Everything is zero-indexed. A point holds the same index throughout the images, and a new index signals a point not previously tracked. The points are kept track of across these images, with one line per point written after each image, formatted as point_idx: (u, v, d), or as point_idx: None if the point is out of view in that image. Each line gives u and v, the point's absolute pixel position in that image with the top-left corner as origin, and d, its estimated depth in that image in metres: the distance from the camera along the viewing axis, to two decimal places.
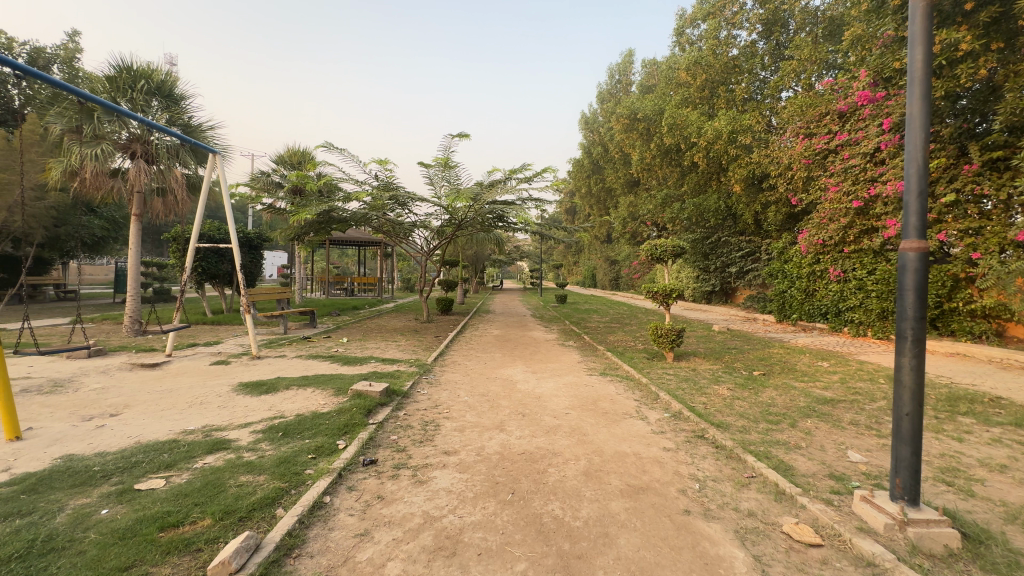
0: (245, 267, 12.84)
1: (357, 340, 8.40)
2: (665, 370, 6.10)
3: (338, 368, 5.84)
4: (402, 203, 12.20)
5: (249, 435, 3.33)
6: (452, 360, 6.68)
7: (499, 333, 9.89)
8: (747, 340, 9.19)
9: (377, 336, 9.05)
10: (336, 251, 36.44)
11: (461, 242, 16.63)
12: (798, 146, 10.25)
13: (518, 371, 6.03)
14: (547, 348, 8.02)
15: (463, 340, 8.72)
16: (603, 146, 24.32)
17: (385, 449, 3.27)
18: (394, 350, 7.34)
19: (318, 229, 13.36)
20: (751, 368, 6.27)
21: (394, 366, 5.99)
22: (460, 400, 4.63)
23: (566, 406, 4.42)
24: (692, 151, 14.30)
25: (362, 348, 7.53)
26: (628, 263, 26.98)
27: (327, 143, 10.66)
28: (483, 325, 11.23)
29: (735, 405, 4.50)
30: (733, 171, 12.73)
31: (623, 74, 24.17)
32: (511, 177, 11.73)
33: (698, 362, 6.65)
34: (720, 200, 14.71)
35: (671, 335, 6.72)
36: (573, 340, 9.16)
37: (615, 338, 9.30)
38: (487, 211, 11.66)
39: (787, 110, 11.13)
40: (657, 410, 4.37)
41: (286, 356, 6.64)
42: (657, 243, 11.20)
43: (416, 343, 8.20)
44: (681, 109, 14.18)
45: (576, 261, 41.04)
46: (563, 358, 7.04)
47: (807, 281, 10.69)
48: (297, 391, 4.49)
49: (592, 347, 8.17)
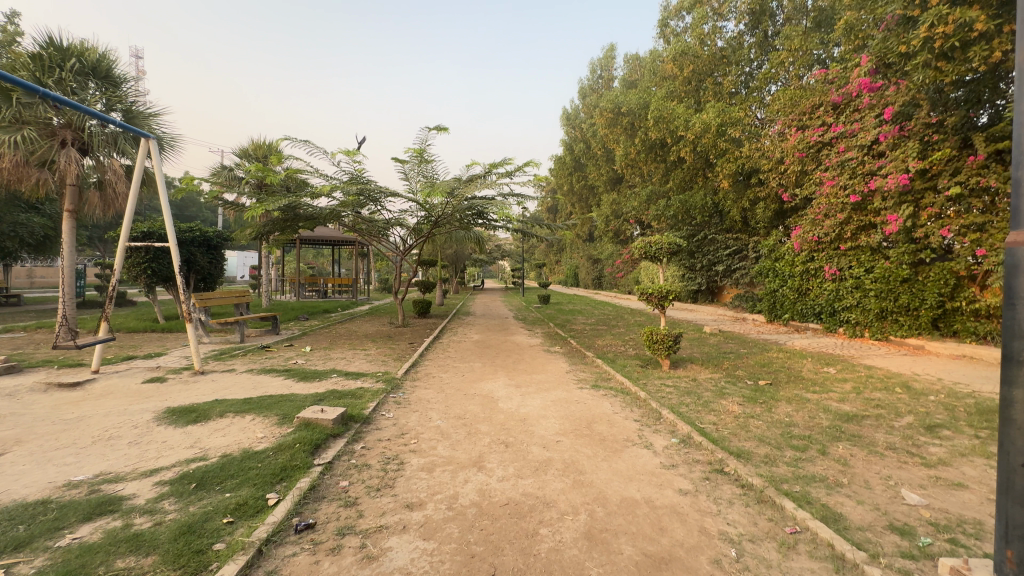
0: (203, 268, 11.84)
1: (322, 349, 7.59)
2: (663, 381, 5.51)
3: (292, 385, 5.06)
4: (375, 199, 11.42)
5: (151, 491, 2.55)
6: (426, 371, 5.98)
7: (480, 338, 9.18)
8: (742, 342, 8.69)
9: (345, 344, 8.25)
10: (311, 251, 35.19)
11: (440, 241, 15.87)
12: (791, 139, 9.85)
13: (500, 384, 5.36)
14: (531, 355, 7.35)
15: (440, 347, 8.00)
16: (586, 143, 23.81)
17: (329, 504, 2.54)
18: (362, 360, 6.58)
19: (282, 228, 12.45)
20: (756, 377, 5.72)
21: (358, 381, 5.24)
22: (432, 426, 3.92)
23: (556, 431, 3.76)
24: (678, 146, 13.84)
25: (325, 358, 6.74)
26: (612, 262, 26.57)
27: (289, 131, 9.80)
28: (463, 329, 10.52)
29: (750, 425, 3.90)
30: (721, 166, 12.31)
31: (605, 69, 23.69)
32: (491, 171, 11.06)
33: (697, 370, 6.08)
34: (706, 196, 14.31)
35: (667, 341, 6.17)
36: (559, 345, 8.52)
37: (603, 343, 8.69)
38: (466, 207, 10.99)
39: (778, 102, 10.69)
40: (662, 434, 3.74)
41: (235, 371, 5.80)
42: (646, 241, 10.65)
43: (387, 352, 7.43)
44: (667, 102, 13.70)
45: (558, 260, 40.59)
46: (549, 367, 6.40)
47: (799, 280, 10.27)
48: (233, 420, 3.71)
49: (580, 354, 7.56)
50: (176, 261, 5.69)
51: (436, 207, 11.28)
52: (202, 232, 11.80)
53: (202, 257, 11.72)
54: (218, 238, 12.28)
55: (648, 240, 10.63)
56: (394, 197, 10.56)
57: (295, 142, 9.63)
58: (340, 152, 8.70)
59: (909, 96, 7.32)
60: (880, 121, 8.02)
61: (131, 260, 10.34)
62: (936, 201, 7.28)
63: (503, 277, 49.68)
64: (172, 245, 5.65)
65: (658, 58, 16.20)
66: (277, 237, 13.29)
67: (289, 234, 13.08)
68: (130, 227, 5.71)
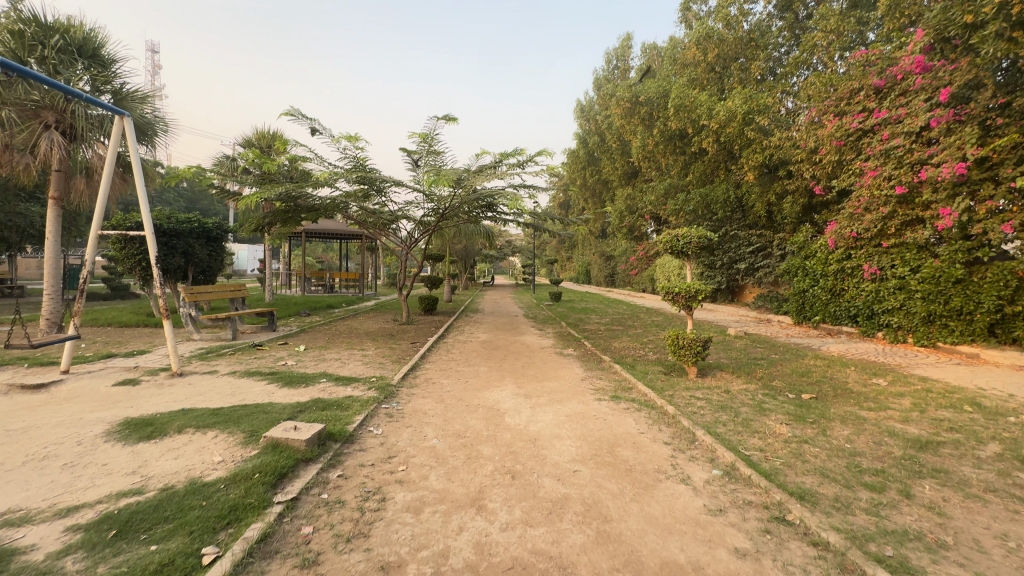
0: (202, 261, 11.40)
1: (317, 349, 7.05)
2: (692, 393, 4.86)
3: (274, 393, 4.50)
4: (379, 190, 10.89)
5: (55, 541, 1.99)
6: (427, 377, 5.41)
7: (487, 338, 8.59)
8: (772, 347, 7.97)
9: (343, 343, 7.72)
10: (320, 246, 34.92)
11: (448, 235, 15.31)
12: (827, 126, 9.07)
13: (507, 393, 4.76)
14: (542, 358, 6.72)
15: (444, 348, 7.44)
16: (600, 136, 23.01)
17: (280, 564, 1.95)
18: (357, 362, 6.01)
19: (284, 220, 11.97)
20: (798, 390, 5.05)
21: (348, 388, 4.67)
22: (426, 448, 3.33)
23: (573, 457, 3.15)
24: (700, 137, 13.08)
25: (318, 360, 6.19)
26: (625, 259, 25.80)
27: (291, 113, 9.33)
28: (470, 328, 9.95)
29: (807, 454, 3.24)
30: (747, 157, 11.55)
31: (621, 59, 22.84)
32: (501, 161, 10.45)
33: (728, 380, 5.43)
34: (728, 190, 13.55)
35: (695, 346, 5.52)
36: (572, 347, 7.90)
37: (620, 346, 8.06)
38: (475, 198, 10.38)
39: (811, 89, 9.89)
40: (701, 463, 3.11)
41: (217, 374, 5.27)
42: (667, 236, 9.96)
43: (386, 352, 6.86)
44: (689, 90, 12.94)
45: (570, 257, 39.87)
46: (562, 373, 5.78)
47: (833, 280, 9.49)
48: (191, 437, 3.15)
49: (596, 358, 6.91)
50: (153, 253, 5.17)
51: (443, 198, 10.72)
52: (201, 223, 11.34)
53: (201, 249, 11.28)
54: (218, 229, 11.82)
55: (674, 234, 9.93)
56: (398, 186, 9.99)
57: (300, 121, 9.26)
58: (342, 137, 8.18)
59: (969, 74, 6.55)
60: (933, 104, 7.22)
61: (125, 252, 9.86)
62: (997, 192, 6.52)
63: (512, 273, 49.09)
64: (150, 235, 5.13)
65: (679, 45, 15.43)
66: (279, 229, 12.81)
67: (291, 226, 12.58)
68: (104, 215, 5.19)
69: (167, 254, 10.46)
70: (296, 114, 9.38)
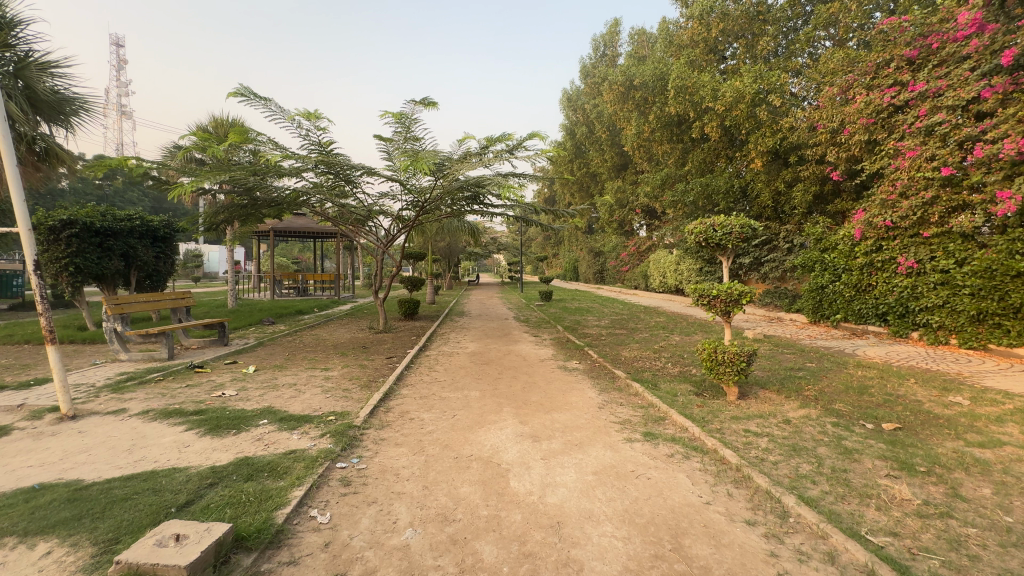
0: (147, 265, 9.97)
1: (269, 370, 5.77)
2: (746, 427, 3.77)
3: (187, 449, 3.24)
4: (350, 181, 9.61)
5: None
6: (402, 411, 4.20)
7: (477, 349, 7.43)
8: (802, 353, 6.97)
9: (304, 360, 6.46)
10: (294, 246, 33.33)
11: (429, 232, 14.08)
12: (852, 104, 8.13)
13: (508, 435, 3.60)
14: (544, 376, 5.58)
15: (426, 363, 6.27)
16: (588, 127, 21.89)
17: None
18: (314, 390, 4.78)
19: (243, 217, 10.54)
20: (873, 417, 4.03)
21: (292, 437, 3.43)
22: (393, 551, 2.14)
23: (625, 566, 2.01)
24: (701, 122, 12.12)
25: (266, 387, 4.93)
26: (615, 255, 24.93)
27: (240, 92, 7.93)
28: (456, 336, 8.80)
29: (967, 542, 2.17)
30: (755, 143, 10.62)
31: (609, 46, 21.74)
32: (488, 148, 9.27)
33: (779, 404, 4.38)
34: (730, 180, 12.66)
35: (738, 361, 4.44)
36: (576, 358, 6.79)
37: (631, 355, 6.99)
38: (458, 189, 9.20)
39: (831, 64, 8.94)
40: (824, 570, 2.00)
41: (124, 415, 3.99)
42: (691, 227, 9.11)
43: (355, 373, 5.63)
44: (690, 70, 11.95)
45: (557, 253, 38.93)
46: (573, 397, 4.64)
47: (858, 275, 8.56)
48: (4, 559, 1.90)
49: (607, 374, 5.80)
50: (30, 256, 3.88)
51: (423, 189, 9.53)
52: (145, 221, 9.88)
53: (144, 251, 9.83)
54: (167, 228, 10.36)
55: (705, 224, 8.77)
56: (370, 175, 8.73)
57: (251, 101, 7.97)
58: (297, 114, 6.86)
59: None
60: (984, 73, 6.35)
61: (48, 255, 8.36)
62: None
63: (497, 271, 47.91)
64: (24, 232, 3.85)
65: (675, 25, 14.39)
66: (239, 228, 11.40)
67: (252, 224, 11.19)
68: None
69: (101, 257, 8.97)
70: (248, 90, 7.96)
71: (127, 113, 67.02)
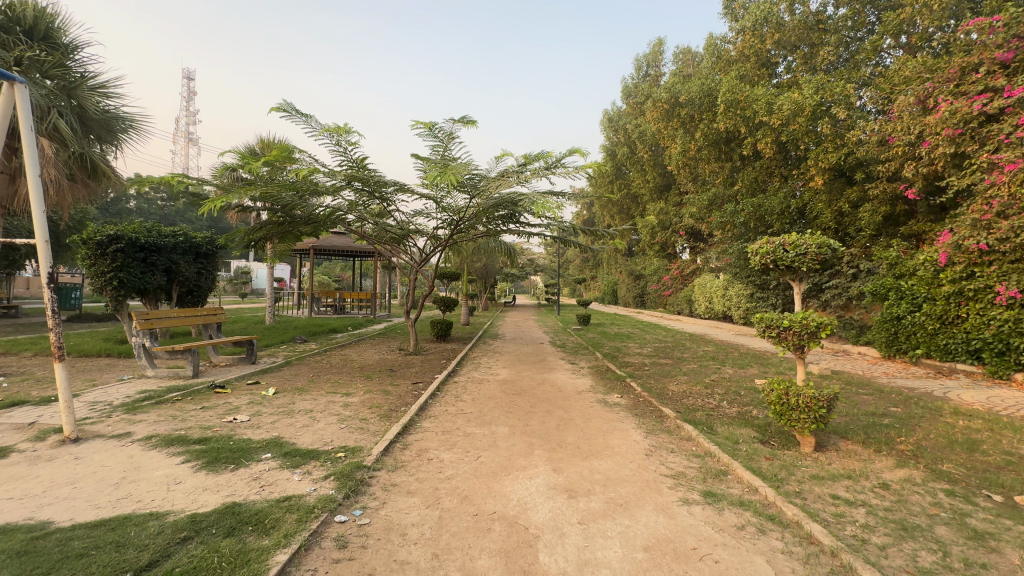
0: (188, 280, 10.14)
1: (289, 393, 5.48)
2: (833, 492, 3.06)
3: (176, 486, 2.87)
4: (385, 199, 9.47)
5: None
6: (420, 449, 3.72)
7: (509, 376, 6.94)
8: (882, 395, 6.05)
9: (327, 383, 6.14)
10: (337, 265, 34.23)
11: (466, 251, 13.88)
12: (935, 114, 7.24)
13: (539, 488, 3.04)
14: (582, 412, 4.99)
15: (453, 391, 5.82)
16: (630, 147, 21.39)
17: None
18: (329, 419, 4.40)
19: (282, 235, 10.61)
20: (997, 485, 3.22)
21: (293, 478, 3.02)
22: None
23: None
24: (753, 138, 11.43)
25: (280, 413, 4.60)
26: (657, 278, 24.02)
27: (283, 107, 7.96)
28: (488, 361, 8.34)
29: None
30: (816, 159, 9.79)
31: (652, 65, 21.32)
32: (525, 165, 8.92)
33: (869, 462, 3.62)
34: (786, 200, 11.81)
35: (816, 408, 3.71)
36: (617, 391, 6.16)
37: (680, 389, 6.29)
38: (493, 207, 8.86)
39: (906, 73, 8.10)
40: None
41: (128, 440, 3.72)
42: (755, 247, 8.26)
43: (376, 400, 5.24)
44: (741, 85, 11.34)
45: (595, 275, 38.21)
46: (614, 440, 4.03)
47: (943, 305, 7.52)
48: None
49: (653, 412, 5.14)
50: (45, 267, 3.70)
51: (458, 207, 9.27)
52: (188, 237, 10.08)
53: (186, 266, 10.01)
54: (209, 245, 10.57)
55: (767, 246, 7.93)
56: (404, 192, 8.54)
57: (292, 117, 7.97)
58: (331, 127, 6.72)
59: None
60: None
61: (94, 269, 8.56)
62: None
63: (534, 293, 47.48)
64: (40, 241, 3.66)
65: (724, 40, 13.80)
66: (278, 245, 11.50)
67: (291, 242, 11.27)
68: None
69: (144, 272, 9.15)
70: (289, 107, 7.97)
71: (193, 140, 72.34)
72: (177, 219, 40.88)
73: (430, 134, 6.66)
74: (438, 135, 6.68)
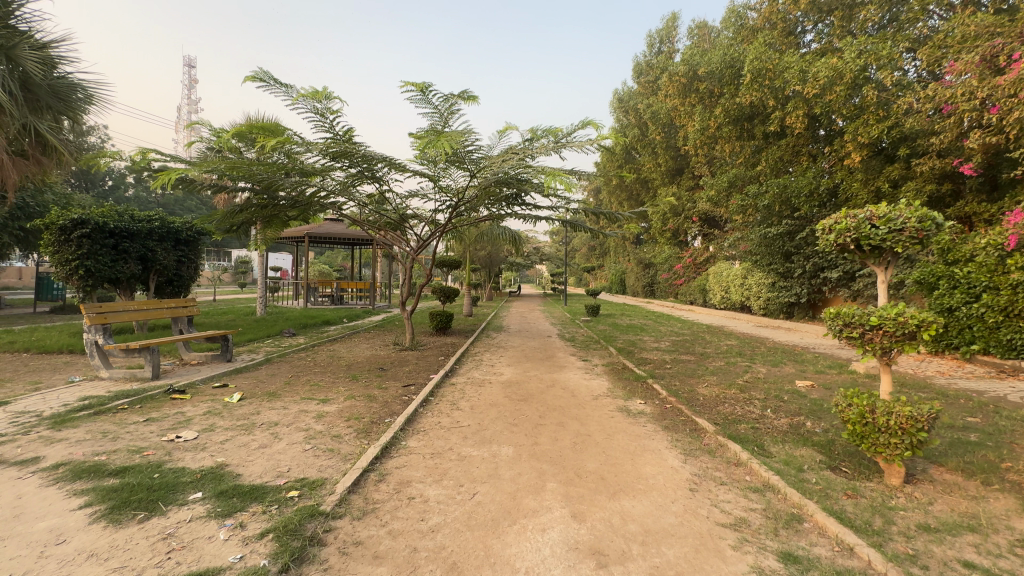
0: (167, 269, 9.38)
1: (256, 400, 4.67)
2: (964, 557, 2.20)
3: (52, 551, 2.07)
4: (375, 179, 8.59)
5: None
6: (400, 482, 2.91)
7: (514, 376, 6.13)
8: (951, 401, 5.19)
9: (304, 386, 5.35)
10: (338, 255, 33.57)
11: (469, 237, 13.02)
12: (1008, 73, 6.23)
13: (555, 550, 2.20)
14: (601, 424, 4.15)
15: (449, 397, 5.00)
16: (641, 128, 20.31)
17: None
18: (294, 438, 3.60)
19: (267, 220, 9.75)
20: None
21: (218, 536, 2.20)
22: None
23: None
24: (781, 111, 10.44)
25: (236, 429, 3.79)
26: (668, 267, 23.12)
27: (259, 75, 7.08)
28: (491, 357, 7.54)
29: None
30: (855, 133, 8.82)
31: (666, 41, 20.15)
32: (532, 141, 7.98)
33: (986, 505, 2.75)
34: (816, 180, 10.83)
35: (913, 431, 2.82)
36: (639, 396, 5.31)
37: (711, 393, 5.45)
38: (496, 186, 7.95)
39: (967, 30, 7.04)
40: None
41: (31, 469, 2.94)
42: (828, 223, 5.84)
43: (357, 409, 4.44)
44: (769, 53, 10.33)
45: (603, 264, 37.33)
46: (647, 468, 3.19)
47: (1008, 296, 6.60)
48: None
49: (686, 424, 4.29)
50: None
51: (459, 187, 8.38)
52: (165, 222, 9.29)
53: (164, 254, 9.22)
54: (189, 231, 9.76)
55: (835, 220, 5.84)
56: (397, 169, 7.67)
57: (270, 87, 7.10)
58: (304, 93, 5.87)
59: None
60: None
61: (59, 257, 7.84)
62: None
63: (540, 282, 46.60)
64: None
65: (746, 7, 12.73)
66: (265, 232, 10.67)
67: (279, 227, 10.45)
68: None
69: (115, 259, 8.37)
70: (266, 75, 7.10)
71: None
72: (175, 208, 40.49)
73: (422, 98, 5.72)
74: (432, 100, 5.74)
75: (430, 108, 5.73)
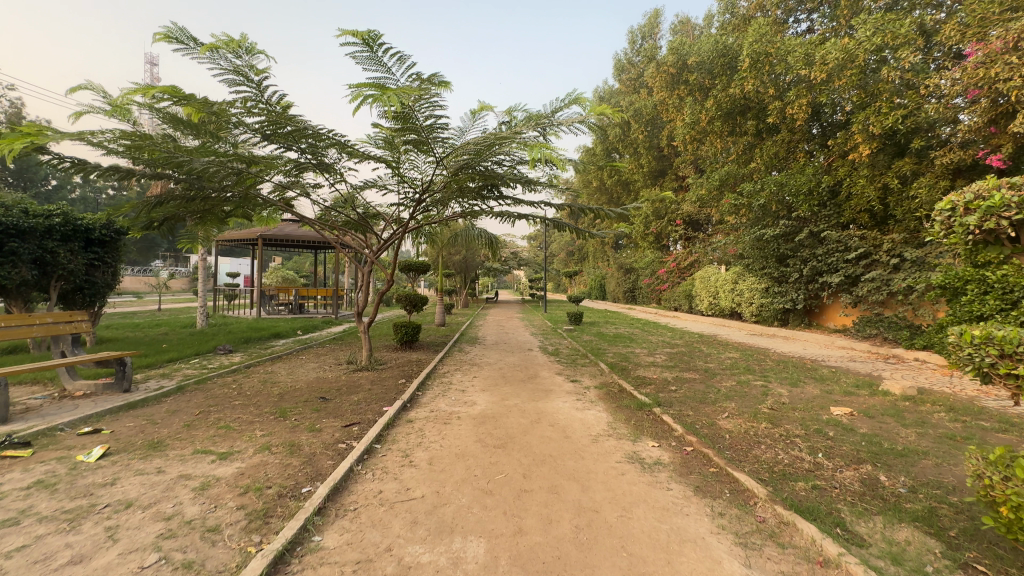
0: (72, 275, 7.80)
1: (124, 457, 3.31)
2: None
3: None
4: (327, 168, 7.26)
5: None
6: None
7: (490, 407, 4.88)
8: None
9: (207, 430, 3.99)
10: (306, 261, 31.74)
11: (440, 239, 11.73)
12: None
13: None
14: (611, 490, 2.95)
15: (400, 445, 3.72)
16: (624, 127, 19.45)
17: None
18: (141, 537, 2.28)
19: (199, 216, 8.23)
20: None
21: None
22: None
23: None
24: (781, 101, 9.59)
25: (56, 520, 2.44)
26: (651, 272, 22.29)
27: (172, 33, 5.71)
28: (462, 379, 6.28)
29: None
30: (867, 121, 7.98)
31: (649, 37, 19.39)
32: (511, 124, 6.81)
33: None
34: (816, 177, 10.02)
35: None
36: (649, 434, 4.15)
37: (738, 428, 4.32)
38: (467, 176, 6.74)
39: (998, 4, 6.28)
40: None
41: None
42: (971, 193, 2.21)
43: (266, 470, 3.13)
44: (769, 37, 9.47)
45: (582, 270, 36.42)
46: None
47: None
48: None
49: (722, 483, 3.14)
50: None
51: (424, 176, 7.13)
52: (70, 218, 7.72)
53: (67, 256, 7.64)
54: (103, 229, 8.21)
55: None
56: (350, 153, 6.40)
57: (189, 48, 5.75)
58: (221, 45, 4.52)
59: None
60: None
61: None
62: None
63: (518, 288, 45.46)
64: None
65: None
66: (201, 230, 9.18)
67: (216, 224, 8.96)
68: None
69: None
70: (183, 34, 5.73)
71: None
72: None
73: (369, 55, 4.45)
74: (381, 57, 4.48)
75: (380, 67, 4.47)
